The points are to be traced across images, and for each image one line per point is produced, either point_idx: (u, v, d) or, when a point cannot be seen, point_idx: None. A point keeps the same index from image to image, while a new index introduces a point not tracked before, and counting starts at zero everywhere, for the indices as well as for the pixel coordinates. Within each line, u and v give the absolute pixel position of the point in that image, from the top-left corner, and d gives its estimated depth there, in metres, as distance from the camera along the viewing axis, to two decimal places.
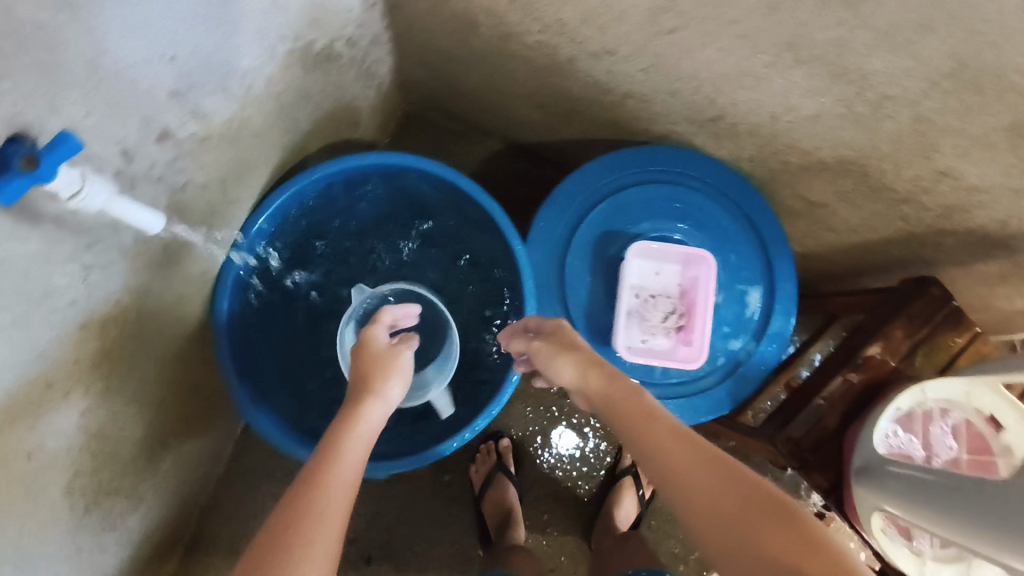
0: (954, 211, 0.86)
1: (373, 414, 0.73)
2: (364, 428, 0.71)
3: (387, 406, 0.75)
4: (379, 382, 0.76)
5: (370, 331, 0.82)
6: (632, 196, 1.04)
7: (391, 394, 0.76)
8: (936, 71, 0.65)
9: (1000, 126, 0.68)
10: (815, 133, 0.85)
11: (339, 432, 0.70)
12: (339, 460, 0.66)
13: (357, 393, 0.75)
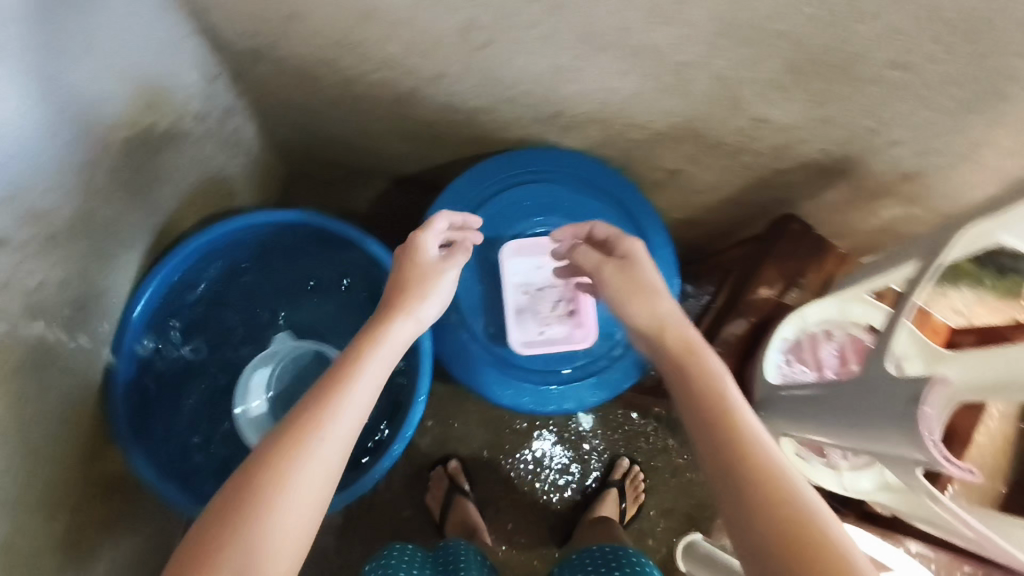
0: (783, 151, 0.93)
1: (398, 334, 0.79)
2: (385, 345, 0.77)
3: (409, 329, 0.81)
4: (410, 303, 0.83)
5: (418, 235, 0.88)
6: (503, 200, 1.09)
7: (415, 316, 0.82)
8: (709, 34, 0.72)
9: (782, 71, 0.76)
10: (643, 109, 0.91)
11: (364, 346, 0.75)
12: (360, 369, 0.72)
13: (388, 313, 0.81)
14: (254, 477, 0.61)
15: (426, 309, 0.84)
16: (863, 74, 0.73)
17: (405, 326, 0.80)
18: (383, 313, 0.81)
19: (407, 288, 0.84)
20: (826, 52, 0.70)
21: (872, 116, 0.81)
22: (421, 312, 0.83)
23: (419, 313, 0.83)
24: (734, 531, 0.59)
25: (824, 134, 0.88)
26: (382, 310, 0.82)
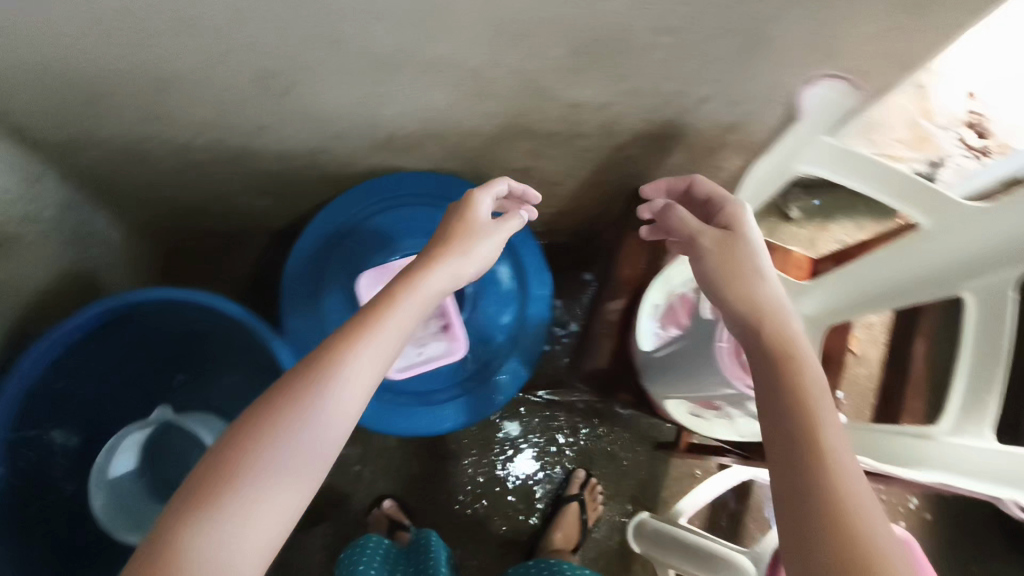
0: (608, 129, 0.97)
1: (410, 301, 0.77)
2: (404, 311, 0.76)
3: (433, 286, 0.80)
4: (441, 259, 0.83)
5: (479, 197, 0.89)
6: (362, 231, 1.12)
7: (435, 274, 0.81)
8: (483, 35, 0.74)
9: (567, 57, 0.79)
10: (465, 116, 0.94)
11: (385, 308, 0.75)
12: (373, 333, 0.72)
13: (424, 265, 0.81)
14: (246, 450, 0.61)
15: (455, 265, 0.84)
16: (637, 43, 0.77)
17: (426, 287, 0.80)
18: (416, 267, 0.81)
19: (447, 243, 0.85)
20: (594, 29, 0.74)
21: (667, 80, 0.85)
22: (451, 268, 0.83)
23: (449, 270, 0.83)
24: (768, 407, 0.65)
25: (635, 105, 0.92)
26: (434, 254, 0.83)
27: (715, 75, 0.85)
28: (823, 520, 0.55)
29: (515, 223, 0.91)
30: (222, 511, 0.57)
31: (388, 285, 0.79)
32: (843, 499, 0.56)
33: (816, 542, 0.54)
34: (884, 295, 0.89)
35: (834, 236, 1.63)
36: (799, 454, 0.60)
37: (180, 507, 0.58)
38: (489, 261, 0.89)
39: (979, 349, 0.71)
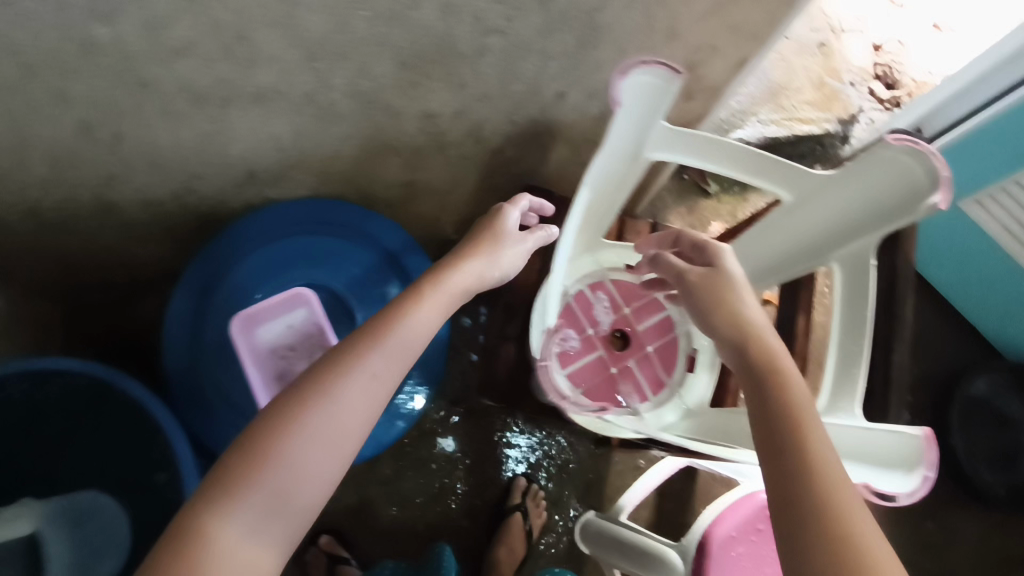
0: (477, 132, 0.93)
1: (427, 313, 0.75)
2: (420, 318, 0.74)
3: (449, 291, 0.79)
4: (462, 265, 0.81)
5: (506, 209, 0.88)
6: (246, 269, 1.01)
7: (451, 281, 0.79)
8: (304, 59, 0.71)
9: (400, 70, 0.75)
10: (323, 141, 0.90)
11: (404, 315, 0.73)
12: (389, 341, 0.70)
13: (444, 271, 0.80)
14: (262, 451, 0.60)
15: (476, 271, 0.82)
16: (467, 48, 0.73)
17: (442, 294, 0.78)
18: (435, 274, 0.80)
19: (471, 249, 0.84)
20: (416, 40, 0.70)
21: (516, 80, 0.82)
22: (472, 275, 0.82)
23: (467, 277, 0.81)
24: (748, 392, 0.66)
25: (494, 108, 0.88)
26: (451, 260, 0.82)
27: (564, 68, 0.82)
28: (799, 489, 0.55)
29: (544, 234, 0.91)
30: (246, 505, 0.58)
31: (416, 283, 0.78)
32: (824, 472, 0.55)
33: (795, 509, 0.54)
34: (776, 267, 0.83)
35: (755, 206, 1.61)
36: (781, 433, 0.59)
37: (207, 500, 0.58)
38: (513, 271, 0.88)
39: (846, 322, 0.71)
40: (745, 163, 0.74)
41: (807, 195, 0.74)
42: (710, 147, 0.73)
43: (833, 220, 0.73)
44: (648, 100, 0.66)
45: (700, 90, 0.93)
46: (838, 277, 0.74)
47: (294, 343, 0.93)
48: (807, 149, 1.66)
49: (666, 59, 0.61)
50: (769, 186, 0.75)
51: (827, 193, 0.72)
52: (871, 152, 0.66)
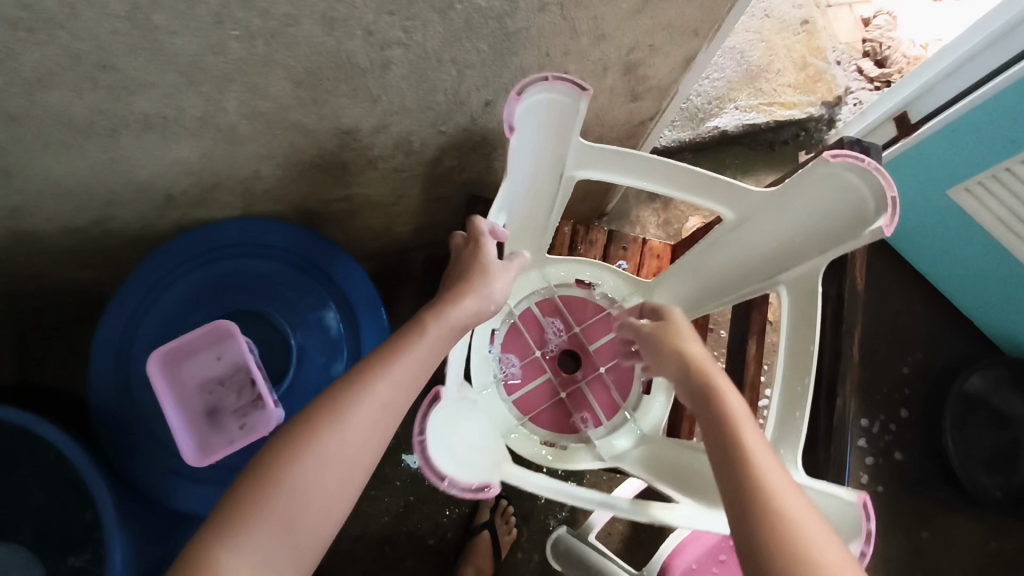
0: (405, 145, 0.86)
1: (433, 342, 0.70)
2: (424, 348, 0.69)
3: (457, 320, 0.73)
4: (464, 289, 0.75)
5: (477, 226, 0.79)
6: (173, 299, 0.94)
7: (460, 310, 0.73)
8: (185, 84, 0.64)
9: (298, 88, 0.68)
10: (238, 163, 0.83)
11: (411, 346, 0.68)
12: (391, 373, 0.65)
13: (453, 295, 0.74)
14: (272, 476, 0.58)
15: (479, 296, 0.75)
16: (367, 61, 0.66)
17: (452, 323, 0.72)
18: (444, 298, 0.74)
19: (468, 272, 0.77)
20: (306, 56, 0.63)
21: (434, 90, 0.74)
22: (477, 300, 0.75)
23: (475, 301, 0.75)
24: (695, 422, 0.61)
25: (418, 121, 0.80)
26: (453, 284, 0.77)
27: (486, 75, 0.74)
28: (749, 499, 0.50)
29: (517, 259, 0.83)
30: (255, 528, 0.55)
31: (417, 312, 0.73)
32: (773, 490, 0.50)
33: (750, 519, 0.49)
34: (731, 286, 0.76)
35: None
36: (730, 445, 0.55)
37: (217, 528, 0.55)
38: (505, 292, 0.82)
39: (791, 352, 0.65)
40: (679, 179, 0.68)
41: (749, 211, 0.67)
42: (636, 162, 0.68)
43: (778, 238, 0.66)
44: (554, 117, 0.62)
45: (647, 90, 0.85)
46: (784, 299, 0.68)
47: (229, 378, 0.88)
48: (790, 135, 1.54)
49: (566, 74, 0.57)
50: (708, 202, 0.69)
51: (770, 209, 0.65)
52: (812, 167, 0.59)
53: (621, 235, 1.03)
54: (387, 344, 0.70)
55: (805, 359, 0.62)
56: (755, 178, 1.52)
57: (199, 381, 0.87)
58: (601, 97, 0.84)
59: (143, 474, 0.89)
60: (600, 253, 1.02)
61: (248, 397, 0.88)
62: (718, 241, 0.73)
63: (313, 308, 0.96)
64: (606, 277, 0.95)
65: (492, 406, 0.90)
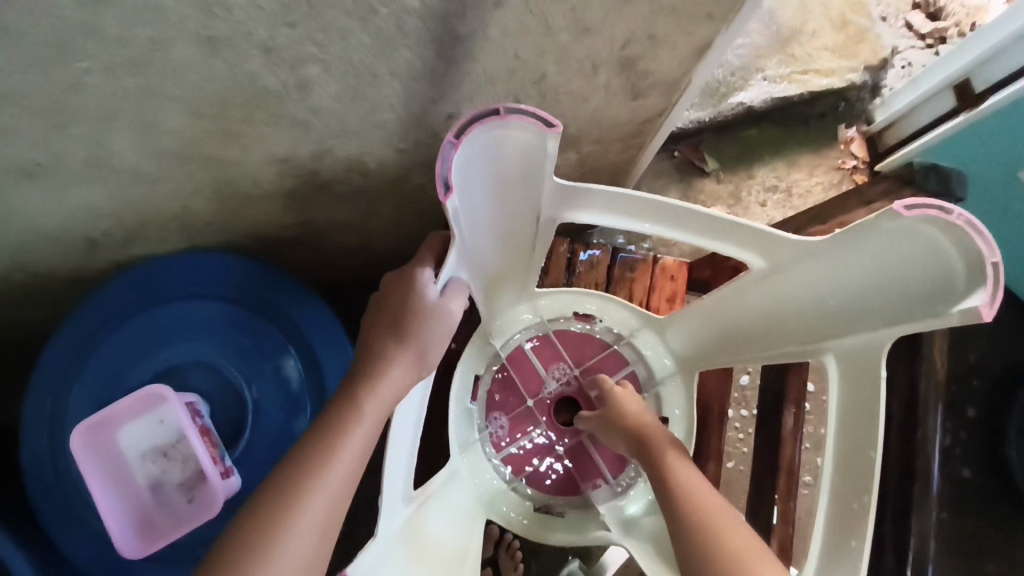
0: (358, 168, 0.70)
1: (360, 434, 0.50)
2: (350, 447, 0.49)
3: (389, 394, 0.52)
4: (395, 350, 0.54)
5: (418, 269, 0.56)
6: (107, 352, 0.82)
7: (390, 381, 0.52)
8: (47, 129, 0.49)
9: (199, 121, 0.53)
10: (158, 205, 0.69)
11: (331, 449, 0.48)
12: (308, 497, 0.46)
13: (379, 365, 0.53)
14: None
15: (414, 351, 0.54)
16: (280, 83, 0.51)
17: (384, 401, 0.52)
18: (368, 368, 0.53)
19: (399, 324, 0.55)
20: (194, 85, 0.48)
21: (378, 109, 0.59)
22: (406, 362, 0.54)
23: (411, 358, 0.54)
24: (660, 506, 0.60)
25: (367, 143, 0.65)
26: (376, 343, 0.54)
27: (442, 85, 0.58)
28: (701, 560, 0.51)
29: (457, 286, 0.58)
30: None
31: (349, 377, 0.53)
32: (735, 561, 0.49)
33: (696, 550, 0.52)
34: (761, 336, 0.61)
35: (764, 182, 1.32)
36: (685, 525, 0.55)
37: None
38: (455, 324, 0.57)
39: (846, 448, 0.52)
40: (697, 223, 0.55)
41: (790, 264, 0.54)
42: (642, 204, 0.55)
43: (826, 300, 0.53)
44: (515, 155, 0.50)
45: (651, 85, 0.68)
46: (834, 372, 0.55)
47: (163, 445, 0.76)
48: (827, 107, 1.35)
49: (524, 105, 0.45)
50: (737, 249, 0.56)
51: (818, 265, 0.52)
52: (879, 222, 0.46)
53: (626, 254, 0.87)
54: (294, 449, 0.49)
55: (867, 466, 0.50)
56: (788, 159, 1.33)
57: (125, 453, 0.75)
58: (595, 98, 0.68)
59: (89, 554, 0.81)
60: (602, 275, 0.87)
61: (189, 470, 0.76)
62: (745, 291, 0.60)
63: (269, 357, 0.85)
64: (610, 308, 0.80)
65: (474, 470, 0.76)
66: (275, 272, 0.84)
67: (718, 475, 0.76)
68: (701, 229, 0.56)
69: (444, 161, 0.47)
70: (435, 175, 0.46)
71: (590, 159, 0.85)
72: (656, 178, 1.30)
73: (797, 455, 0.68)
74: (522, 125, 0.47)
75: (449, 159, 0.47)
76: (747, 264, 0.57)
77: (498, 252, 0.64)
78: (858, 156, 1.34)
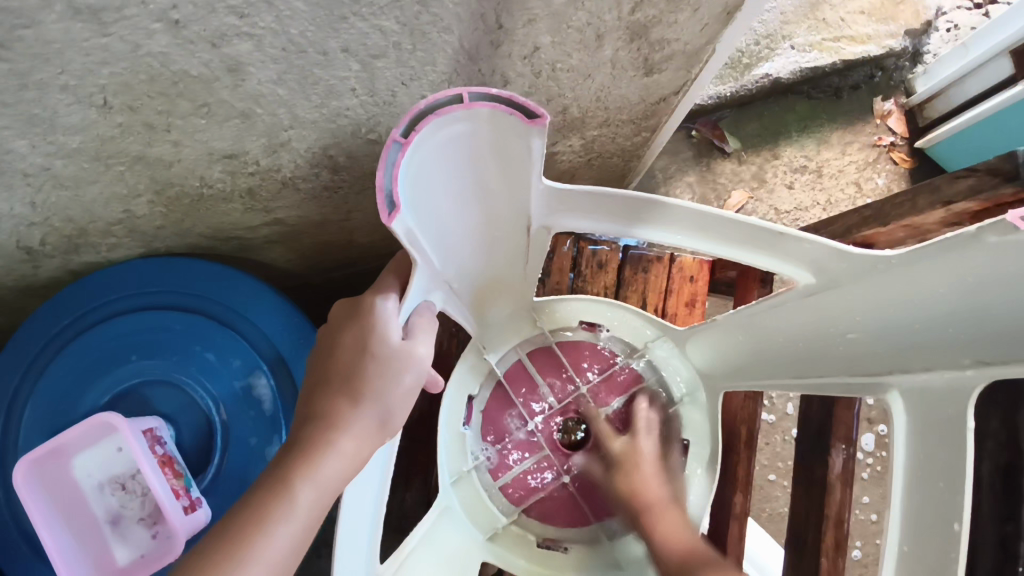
0: (325, 165, 0.60)
1: (288, 531, 0.41)
2: (272, 548, 0.40)
3: (333, 475, 0.42)
4: (348, 414, 0.44)
5: (377, 300, 0.46)
6: (57, 372, 0.72)
7: (336, 458, 0.43)
8: None
9: (111, 113, 0.44)
10: (95, 211, 0.59)
11: (248, 549, 0.39)
12: None
13: (324, 434, 0.43)
14: None
15: (373, 415, 0.44)
16: (201, 65, 0.41)
17: (323, 484, 0.42)
18: (311, 436, 0.43)
19: (353, 377, 0.44)
20: (90, 69, 0.39)
21: (335, 95, 0.49)
22: (361, 431, 0.44)
23: (368, 424, 0.44)
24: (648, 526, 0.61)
25: (330, 136, 0.55)
26: (323, 401, 0.44)
27: (411, 64, 0.48)
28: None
29: (426, 308, 0.49)
30: None
31: (291, 444, 0.43)
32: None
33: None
34: (801, 354, 0.51)
35: (791, 162, 1.20)
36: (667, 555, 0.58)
37: None
38: (429, 363, 0.47)
39: (915, 521, 0.41)
40: (728, 232, 0.47)
41: (845, 281, 0.45)
42: (664, 211, 0.47)
43: (891, 325, 0.44)
44: (492, 152, 0.41)
45: (666, 58, 0.57)
46: (902, 418, 0.45)
47: (121, 476, 0.66)
48: (862, 77, 1.21)
49: (492, 92, 0.36)
50: (775, 264, 0.48)
51: (882, 283, 0.43)
52: (980, 236, 0.36)
53: (639, 251, 0.77)
54: (204, 540, 0.40)
55: (949, 551, 0.38)
56: (818, 136, 1.21)
57: (80, 485, 0.65)
58: (599, 75, 0.57)
59: None
60: (613, 278, 0.77)
61: (150, 505, 0.66)
62: (787, 312, 0.50)
63: (240, 374, 0.75)
64: (623, 317, 0.69)
65: (466, 503, 0.66)
66: (240, 275, 0.75)
67: (746, 507, 0.66)
68: (733, 240, 0.48)
69: (390, 167, 0.38)
70: (378, 187, 0.37)
71: (597, 145, 0.74)
72: (672, 160, 1.19)
73: (847, 503, 0.56)
74: (492, 118, 0.38)
75: (396, 164, 0.38)
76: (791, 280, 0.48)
77: (488, 266, 0.55)
78: (896, 132, 1.21)
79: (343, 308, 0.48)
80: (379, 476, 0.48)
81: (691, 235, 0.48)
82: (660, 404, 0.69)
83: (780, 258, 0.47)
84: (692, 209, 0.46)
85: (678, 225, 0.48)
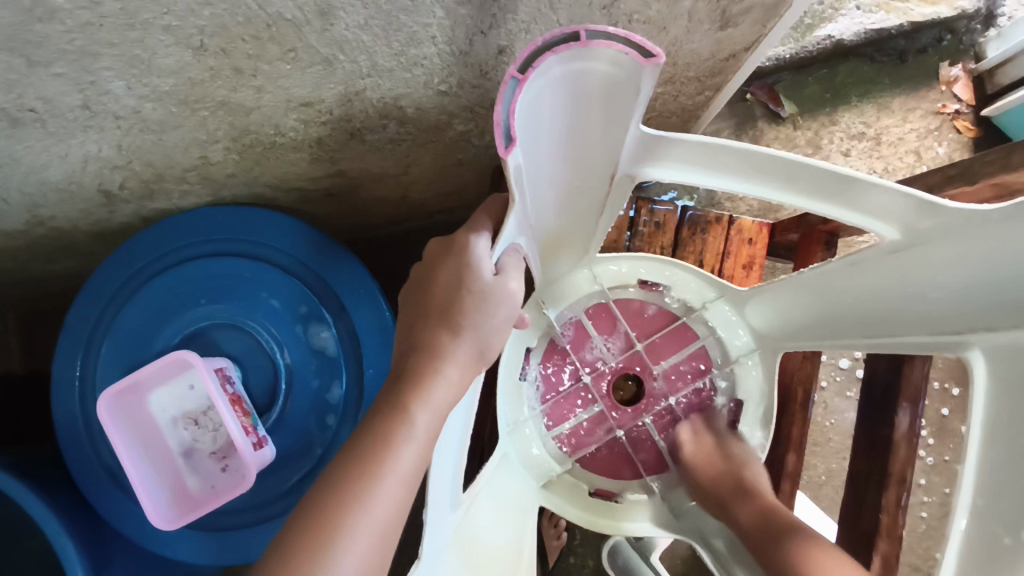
0: (394, 115, 0.61)
1: (409, 453, 0.43)
2: (400, 466, 0.42)
3: (444, 401, 0.44)
4: (449, 345, 0.46)
5: (470, 238, 0.49)
6: (134, 312, 0.75)
7: (444, 384, 0.45)
8: (14, 54, 0.41)
9: (205, 55, 0.46)
10: (173, 156, 0.61)
11: (378, 467, 0.41)
12: (351, 517, 0.40)
13: (430, 363, 0.45)
14: None
15: (471, 344, 0.47)
16: (295, 7, 0.43)
17: (437, 409, 0.44)
18: (415, 366, 0.46)
19: (452, 311, 0.47)
20: (193, 10, 0.41)
21: (416, 42, 0.49)
22: (462, 359, 0.46)
23: (467, 352, 0.47)
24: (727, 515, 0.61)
25: (403, 85, 0.55)
26: (424, 333, 0.47)
27: (493, 9, 0.48)
28: (781, 533, 0.54)
29: (513, 251, 0.50)
30: None
31: (400, 374, 0.46)
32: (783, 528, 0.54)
33: (774, 542, 0.53)
34: (879, 307, 0.52)
35: (850, 128, 1.17)
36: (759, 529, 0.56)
37: None
38: (519, 297, 0.49)
39: (991, 472, 0.41)
40: (819, 184, 0.47)
41: (936, 236, 0.45)
42: (753, 163, 0.46)
43: (972, 286, 0.44)
44: (596, 96, 0.41)
45: (744, 11, 0.55)
46: (982, 375, 0.44)
47: (195, 412, 0.70)
48: (930, 41, 1.16)
49: (610, 30, 0.37)
50: (861, 218, 0.48)
51: (970, 242, 0.43)
52: None
53: (696, 212, 0.78)
54: (331, 464, 0.43)
55: None
56: (879, 102, 1.17)
57: (156, 420, 0.69)
58: (675, 27, 0.56)
59: (129, 523, 0.75)
60: (670, 238, 0.78)
61: (223, 439, 0.70)
62: (870, 266, 0.51)
63: (304, 321, 0.77)
64: (679, 275, 0.70)
65: (525, 451, 0.68)
66: (306, 225, 0.76)
67: (799, 466, 0.68)
68: (823, 193, 0.47)
69: (506, 103, 0.38)
70: (494, 122, 0.38)
71: (659, 104, 0.73)
72: (724, 124, 1.16)
73: (911, 462, 0.56)
74: (608, 59, 0.38)
75: (512, 101, 0.38)
76: (876, 236, 0.49)
77: (564, 213, 0.56)
78: (961, 99, 1.17)
79: (437, 247, 0.50)
80: (465, 410, 0.50)
81: (779, 187, 0.48)
82: (714, 361, 0.70)
83: (867, 213, 0.47)
84: (783, 162, 0.46)
85: (766, 176, 0.47)
